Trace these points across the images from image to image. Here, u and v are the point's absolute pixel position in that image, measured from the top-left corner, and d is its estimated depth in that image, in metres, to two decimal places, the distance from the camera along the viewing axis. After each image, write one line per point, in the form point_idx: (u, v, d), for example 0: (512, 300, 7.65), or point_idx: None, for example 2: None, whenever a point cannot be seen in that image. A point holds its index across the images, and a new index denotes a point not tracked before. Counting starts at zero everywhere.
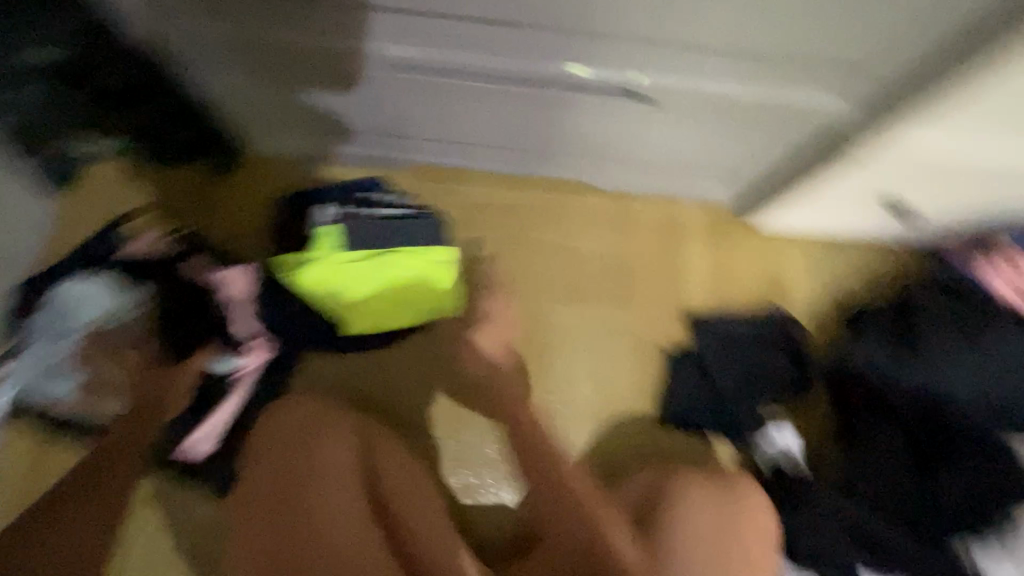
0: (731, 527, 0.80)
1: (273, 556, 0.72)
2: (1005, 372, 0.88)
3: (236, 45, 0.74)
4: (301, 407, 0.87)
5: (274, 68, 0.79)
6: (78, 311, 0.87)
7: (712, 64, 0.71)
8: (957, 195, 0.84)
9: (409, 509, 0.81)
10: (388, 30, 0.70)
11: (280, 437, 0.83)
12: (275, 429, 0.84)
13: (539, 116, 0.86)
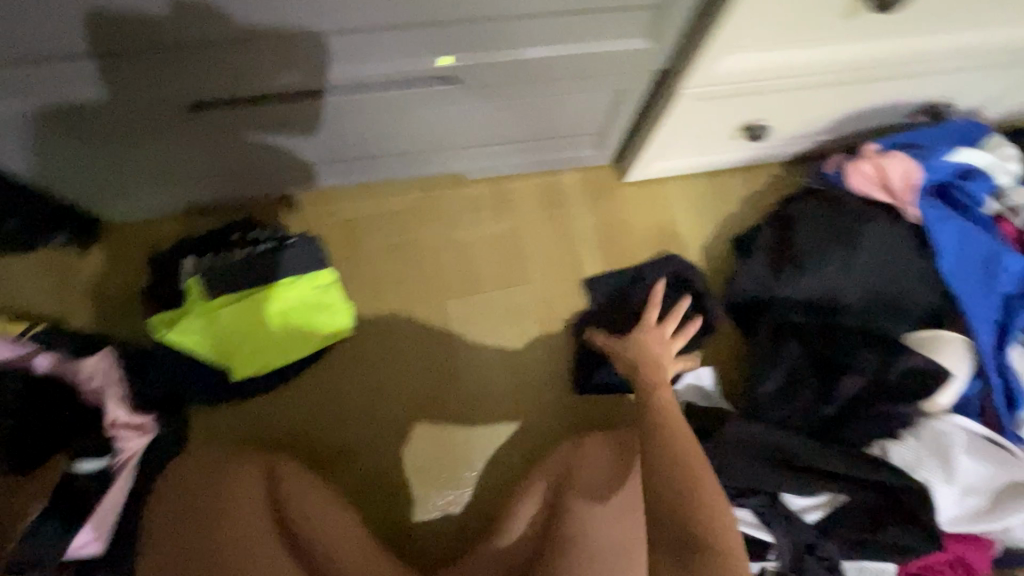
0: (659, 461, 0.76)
1: None
2: (880, 264, 0.90)
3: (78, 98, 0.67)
4: (204, 454, 0.84)
5: (95, 131, 0.74)
6: None
7: (588, 22, 0.70)
8: (815, 96, 0.88)
9: (328, 534, 0.79)
10: (196, 66, 0.66)
11: (184, 487, 0.79)
12: (178, 481, 0.80)
13: (422, 117, 0.86)
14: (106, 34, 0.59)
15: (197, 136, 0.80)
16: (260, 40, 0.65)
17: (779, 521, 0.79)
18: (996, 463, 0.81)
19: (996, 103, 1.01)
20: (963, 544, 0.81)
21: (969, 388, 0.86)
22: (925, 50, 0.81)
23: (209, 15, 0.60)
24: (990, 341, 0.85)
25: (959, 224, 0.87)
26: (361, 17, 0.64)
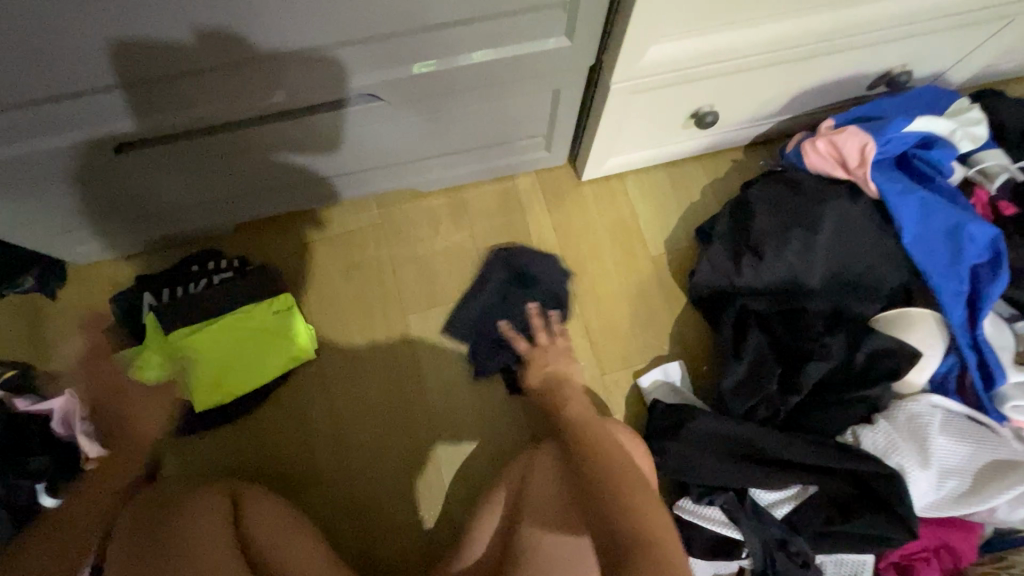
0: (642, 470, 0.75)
1: None
2: (842, 243, 0.86)
3: (16, 141, 0.68)
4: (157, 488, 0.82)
5: (31, 176, 0.75)
6: None
7: (519, 26, 0.68)
8: (764, 76, 0.85)
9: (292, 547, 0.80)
10: (129, 100, 0.67)
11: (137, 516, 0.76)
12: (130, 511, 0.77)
13: (371, 134, 0.85)
14: (13, 79, 0.60)
15: (133, 174, 0.80)
16: (189, 68, 0.64)
17: (749, 517, 0.77)
18: (973, 440, 0.79)
19: (961, 66, 0.97)
20: (947, 530, 0.78)
21: (945, 365, 0.84)
22: (866, 18, 0.78)
23: (114, 49, 0.60)
24: (962, 316, 0.82)
25: (922, 196, 0.83)
26: (266, 40, 0.63)
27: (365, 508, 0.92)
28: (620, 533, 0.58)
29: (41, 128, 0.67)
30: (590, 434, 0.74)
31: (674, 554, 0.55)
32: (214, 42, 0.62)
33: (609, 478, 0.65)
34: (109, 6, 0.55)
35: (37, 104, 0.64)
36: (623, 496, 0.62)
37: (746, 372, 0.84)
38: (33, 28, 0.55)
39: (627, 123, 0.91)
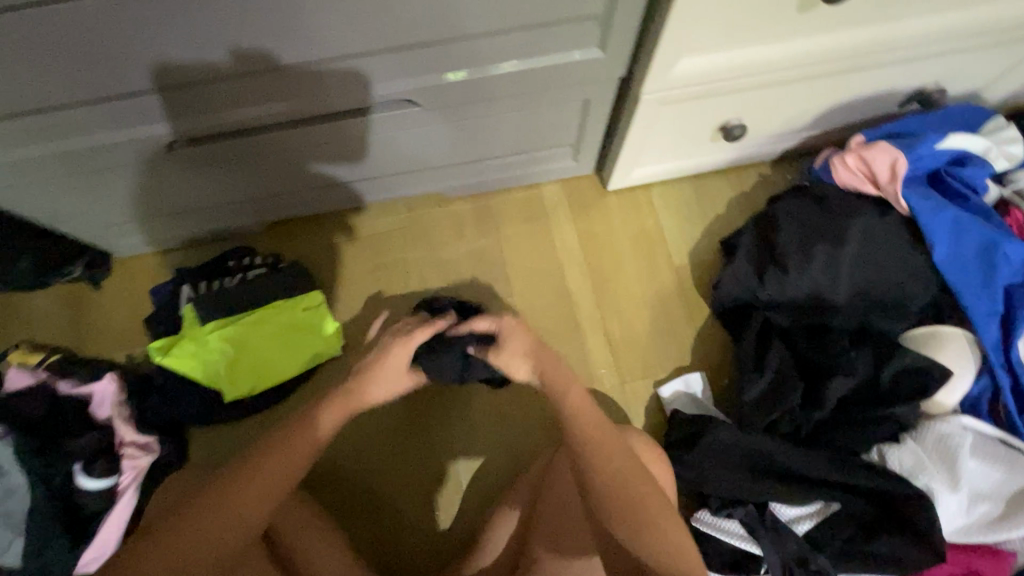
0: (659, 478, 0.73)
1: None
2: (869, 259, 0.85)
3: (76, 138, 0.73)
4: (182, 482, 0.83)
5: (86, 170, 0.79)
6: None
7: (552, 38, 0.70)
8: (794, 90, 0.86)
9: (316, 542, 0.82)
10: (161, 105, 0.71)
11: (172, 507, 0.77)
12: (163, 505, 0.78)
13: (405, 139, 0.88)
14: (78, 79, 0.64)
15: (178, 171, 0.84)
16: (240, 73, 0.68)
17: (768, 531, 0.76)
18: (1005, 466, 0.77)
19: (997, 84, 0.95)
20: (977, 556, 0.76)
21: (977, 386, 0.82)
22: (898, 35, 0.78)
23: (172, 54, 0.63)
24: (995, 336, 0.80)
25: (956, 213, 0.82)
26: (312, 48, 0.66)
27: (383, 504, 0.93)
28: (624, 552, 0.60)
29: (99, 125, 0.72)
30: (586, 419, 0.64)
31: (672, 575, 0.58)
32: (264, 49, 0.65)
33: (615, 496, 0.61)
34: (172, 15, 0.58)
35: (98, 104, 0.68)
36: (626, 510, 0.61)
37: (769, 386, 0.83)
38: (99, 32, 0.59)
39: (655, 134, 0.92)
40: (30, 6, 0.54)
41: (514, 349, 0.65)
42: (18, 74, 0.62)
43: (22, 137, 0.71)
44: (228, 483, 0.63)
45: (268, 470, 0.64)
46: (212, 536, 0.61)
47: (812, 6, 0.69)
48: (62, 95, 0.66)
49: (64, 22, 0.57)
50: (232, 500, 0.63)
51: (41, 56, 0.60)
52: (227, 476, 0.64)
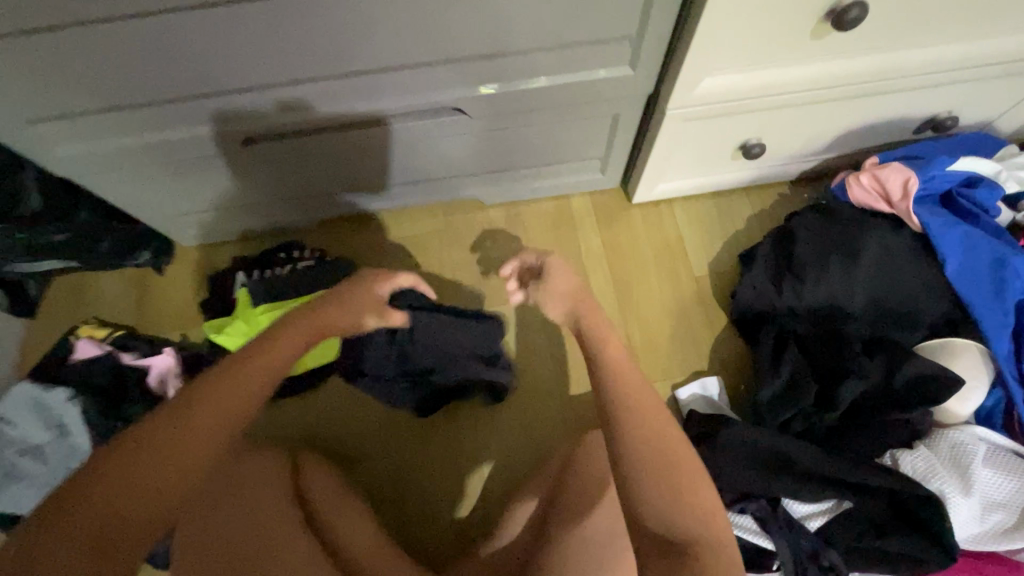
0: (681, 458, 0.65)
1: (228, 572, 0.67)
2: (883, 271, 0.89)
3: (162, 135, 0.82)
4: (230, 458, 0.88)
5: (162, 163, 0.88)
6: (52, 423, 0.94)
7: (587, 57, 0.78)
8: (811, 111, 0.92)
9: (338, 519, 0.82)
10: (228, 108, 0.79)
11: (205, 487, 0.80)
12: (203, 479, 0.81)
13: (450, 146, 0.96)
14: (167, 81, 0.73)
15: (244, 166, 0.93)
16: (310, 82, 0.77)
17: (780, 525, 0.78)
18: (1019, 476, 0.78)
19: (1011, 114, 1.00)
20: (991, 565, 0.76)
21: (991, 399, 0.84)
22: (911, 62, 0.83)
23: (254, 66, 0.72)
24: (1008, 348, 0.83)
25: (966, 230, 0.86)
26: (373, 60, 0.74)
27: (408, 488, 0.97)
28: (654, 530, 0.56)
29: (183, 121, 0.81)
30: (627, 383, 0.65)
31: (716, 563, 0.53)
32: (334, 65, 0.74)
33: (652, 465, 0.59)
34: (259, 33, 0.67)
35: (185, 106, 0.78)
36: (661, 482, 0.58)
37: (785, 387, 0.86)
38: (195, 47, 0.68)
39: (680, 149, 0.99)
40: (142, 20, 0.63)
41: (558, 285, 0.78)
42: (118, 75, 0.71)
43: (113, 130, 0.80)
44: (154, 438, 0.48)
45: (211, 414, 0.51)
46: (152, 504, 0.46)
47: (826, 34, 0.76)
48: (151, 94, 0.75)
49: (166, 35, 0.66)
50: (169, 458, 0.48)
51: (134, 58, 0.68)
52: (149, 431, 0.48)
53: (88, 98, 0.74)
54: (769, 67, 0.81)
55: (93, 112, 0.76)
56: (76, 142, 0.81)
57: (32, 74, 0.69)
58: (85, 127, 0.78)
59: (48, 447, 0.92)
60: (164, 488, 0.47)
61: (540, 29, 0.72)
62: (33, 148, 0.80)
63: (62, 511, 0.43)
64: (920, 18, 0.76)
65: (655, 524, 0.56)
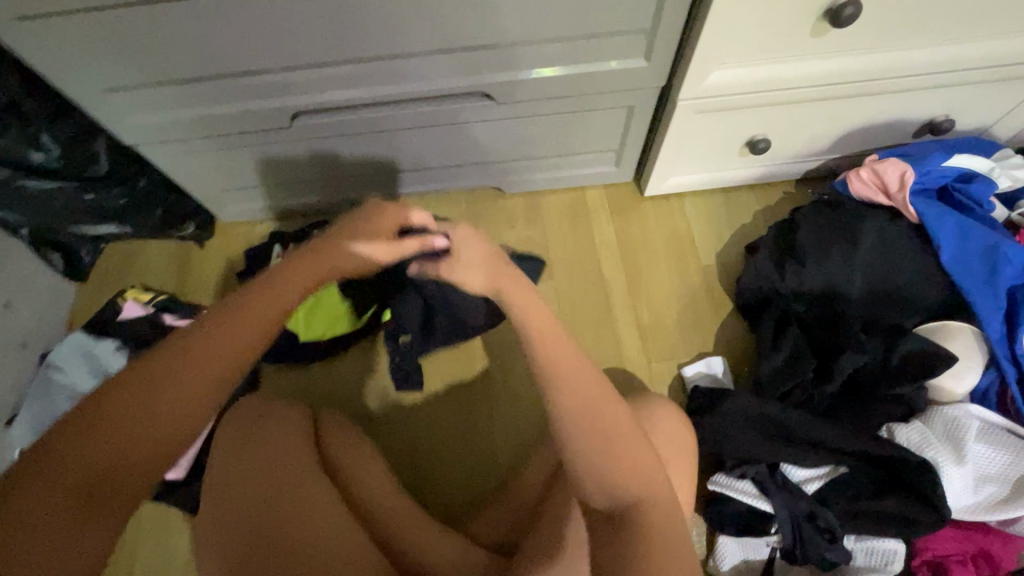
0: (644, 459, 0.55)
1: (254, 545, 0.74)
2: (880, 257, 0.94)
3: (218, 110, 0.92)
4: (241, 425, 0.89)
5: (213, 136, 0.97)
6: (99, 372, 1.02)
7: (604, 45, 0.86)
8: (812, 109, 0.99)
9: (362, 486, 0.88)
10: (280, 85, 0.88)
11: (228, 461, 0.84)
12: (229, 445, 0.86)
13: (477, 133, 1.04)
14: (225, 57, 0.82)
15: (286, 145, 1.02)
16: (353, 63, 0.86)
17: (778, 488, 0.82)
18: (1012, 450, 0.81)
19: (1007, 120, 1.05)
20: (984, 536, 0.79)
21: (986, 379, 0.88)
22: (907, 63, 0.90)
23: (305, 44, 0.81)
24: (1000, 330, 0.87)
25: (959, 220, 0.91)
26: (408, 43, 0.82)
27: (422, 452, 1.02)
28: (604, 509, 0.54)
29: (238, 96, 0.90)
30: (554, 355, 0.53)
31: (665, 556, 0.50)
32: (376, 47, 0.83)
33: (589, 451, 0.53)
34: (313, 14, 0.76)
35: (242, 82, 0.87)
36: (600, 467, 0.53)
37: (784, 362, 0.91)
38: (257, 25, 0.77)
39: (688, 142, 1.06)
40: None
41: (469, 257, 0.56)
42: (188, 50, 0.80)
43: (174, 102, 0.89)
44: (120, 401, 0.46)
45: (186, 373, 0.48)
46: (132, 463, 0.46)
47: (825, 32, 0.83)
48: (210, 69, 0.84)
49: (233, 14, 0.75)
50: (144, 418, 0.46)
51: (198, 34, 0.78)
52: (115, 392, 0.46)
53: (158, 71, 0.84)
54: (771, 61, 0.88)
55: (160, 84, 0.86)
56: (142, 113, 0.91)
57: (112, 47, 0.78)
58: (152, 98, 0.88)
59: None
60: (138, 449, 0.46)
61: (562, 18, 0.80)
62: (105, 116, 0.90)
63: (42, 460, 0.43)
64: (913, 21, 0.83)
65: (602, 506, 0.54)
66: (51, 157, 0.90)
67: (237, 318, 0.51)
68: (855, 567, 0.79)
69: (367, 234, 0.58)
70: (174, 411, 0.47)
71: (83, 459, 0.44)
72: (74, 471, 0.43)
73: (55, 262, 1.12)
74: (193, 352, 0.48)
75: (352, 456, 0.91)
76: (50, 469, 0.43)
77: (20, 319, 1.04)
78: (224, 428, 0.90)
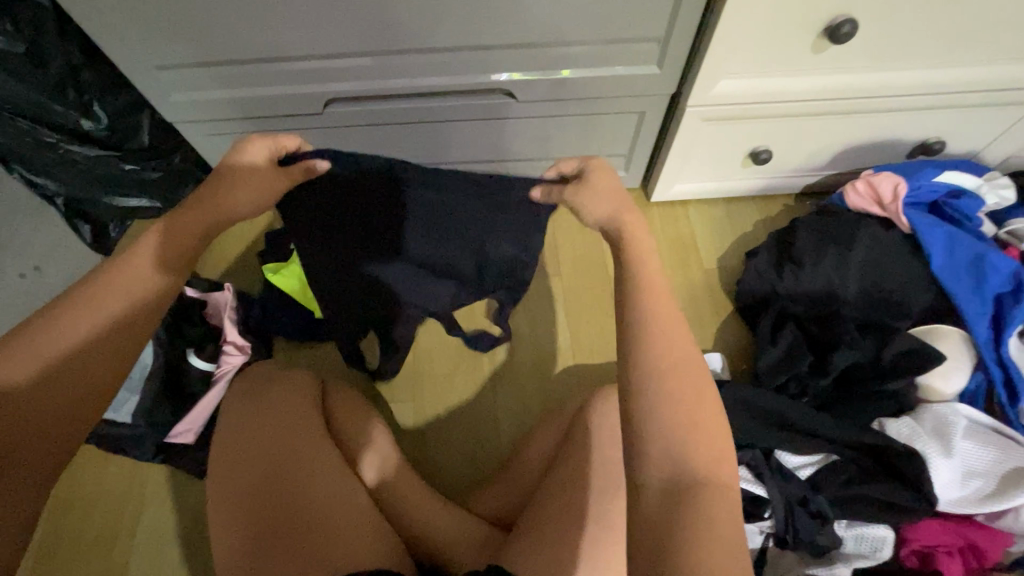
0: (713, 432, 0.49)
1: (273, 529, 0.75)
2: (874, 262, 0.99)
3: (256, 93, 0.98)
4: (248, 400, 0.89)
5: (249, 118, 1.04)
6: None
7: (620, 50, 0.93)
8: (811, 123, 1.06)
9: (377, 471, 0.88)
10: (318, 73, 0.95)
11: (241, 440, 0.84)
12: (240, 421, 0.86)
13: (497, 130, 1.10)
14: (270, 41, 0.88)
15: (316, 131, 1.08)
16: (387, 54, 0.92)
17: (773, 474, 0.85)
18: (999, 447, 0.84)
19: (995, 146, 1.12)
20: (970, 527, 0.81)
21: (974, 382, 0.93)
22: (901, 82, 0.97)
23: (345, 35, 0.88)
24: (987, 335, 0.91)
25: (949, 230, 0.97)
26: (440, 39, 0.89)
27: (431, 432, 1.06)
28: (656, 484, 0.47)
29: (278, 81, 0.96)
30: (652, 315, 0.53)
31: (718, 543, 0.43)
32: (410, 41, 0.90)
33: (667, 413, 0.49)
34: (356, 7, 0.83)
35: (282, 66, 0.94)
36: (671, 432, 0.48)
37: (780, 357, 0.96)
38: (304, 14, 0.84)
39: (694, 148, 1.12)
40: None
41: (601, 183, 0.63)
42: (236, 35, 0.87)
43: (217, 82, 0.96)
44: (22, 362, 0.46)
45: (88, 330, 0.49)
46: (58, 413, 0.46)
47: (825, 48, 0.90)
48: (255, 53, 0.90)
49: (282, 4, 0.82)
50: (61, 374, 0.47)
51: (247, 18, 0.84)
52: (12, 356, 0.46)
53: (205, 53, 0.90)
54: (773, 73, 0.95)
55: (207, 65, 0.92)
56: (186, 90, 0.97)
57: (167, 25, 0.85)
58: (196, 77, 0.95)
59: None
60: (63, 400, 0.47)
61: (582, 23, 0.87)
62: (152, 93, 0.96)
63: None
64: (904, 44, 0.90)
65: (654, 477, 0.47)
66: (99, 127, 0.98)
67: (133, 274, 0.53)
68: (844, 554, 0.82)
69: (252, 173, 0.62)
70: (93, 359, 0.49)
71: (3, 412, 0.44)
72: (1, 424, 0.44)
73: (84, 232, 1.13)
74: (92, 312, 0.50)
75: (364, 430, 0.92)
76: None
77: (47, 283, 1.08)
78: (234, 399, 0.90)
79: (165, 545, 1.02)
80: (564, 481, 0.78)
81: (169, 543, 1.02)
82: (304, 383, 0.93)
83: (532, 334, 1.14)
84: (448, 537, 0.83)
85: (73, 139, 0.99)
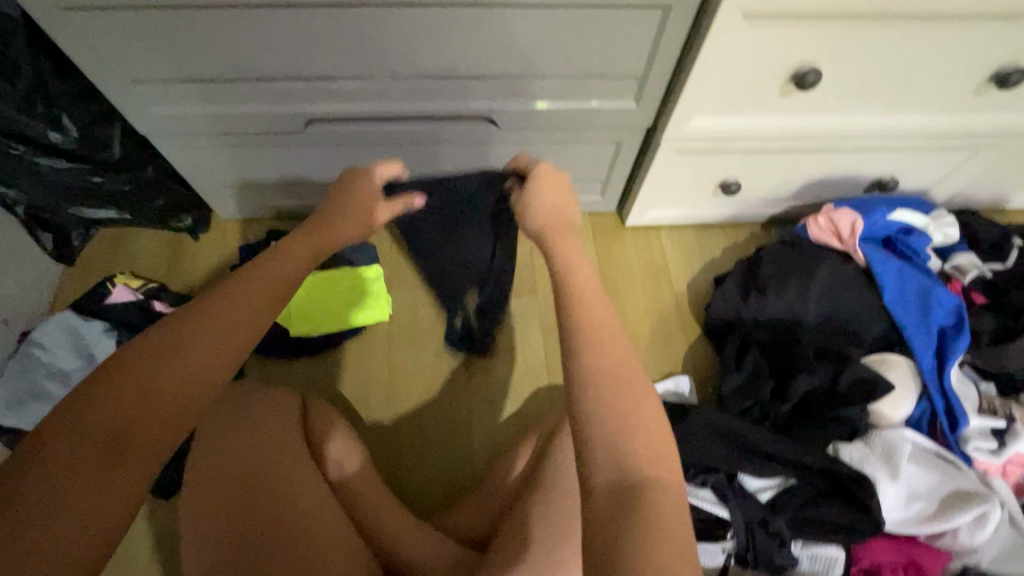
0: (658, 441, 0.51)
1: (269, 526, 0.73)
2: (832, 294, 1.05)
3: (235, 110, 0.97)
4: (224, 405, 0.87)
5: (226, 133, 1.02)
6: (83, 350, 1.03)
7: (599, 85, 0.96)
8: (775, 160, 1.12)
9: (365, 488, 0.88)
10: (298, 91, 0.94)
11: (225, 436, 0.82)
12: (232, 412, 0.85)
13: (477, 154, 1.11)
14: (251, 61, 0.88)
15: (293, 146, 1.07)
16: (371, 79, 0.93)
17: (735, 496, 0.90)
18: (940, 471, 0.90)
19: (942, 185, 1.20)
20: (915, 548, 0.87)
21: (919, 409, 1.00)
22: (859, 126, 1.03)
23: (328, 57, 0.88)
24: (931, 364, 0.98)
25: (900, 266, 1.04)
26: (424, 65, 0.90)
27: (402, 455, 1.06)
28: (605, 489, 0.48)
29: (256, 97, 0.95)
30: (589, 316, 0.57)
31: (665, 541, 0.45)
32: (394, 67, 0.91)
33: (607, 417, 0.51)
34: (339, 33, 0.84)
35: (264, 87, 0.93)
36: (611, 434, 0.50)
37: (743, 382, 1.00)
38: (287, 37, 0.84)
39: (666, 178, 1.17)
40: (252, 14, 0.80)
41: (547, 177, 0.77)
42: (216, 53, 0.86)
43: (193, 97, 0.94)
44: (149, 358, 0.47)
45: (200, 339, 0.50)
46: (165, 420, 0.47)
47: (791, 92, 0.96)
48: (237, 70, 0.89)
49: (265, 24, 0.82)
50: (168, 375, 0.47)
51: (229, 39, 0.84)
52: (145, 352, 0.48)
53: (181, 68, 0.88)
54: (743, 112, 1.00)
55: (182, 81, 0.91)
56: (161, 104, 0.95)
57: (144, 41, 0.83)
58: (173, 92, 0.93)
59: (74, 372, 1.00)
60: (172, 406, 0.47)
61: (563, 56, 0.90)
62: (124, 106, 0.94)
63: (70, 439, 0.44)
64: (860, 91, 0.96)
65: (603, 481, 0.48)
66: (68, 140, 0.96)
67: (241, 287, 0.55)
68: (800, 572, 0.87)
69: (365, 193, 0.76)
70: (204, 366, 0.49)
71: (81, 433, 0.44)
72: (60, 465, 0.43)
73: (45, 242, 1.12)
74: (195, 333, 0.50)
75: (323, 433, 0.91)
76: (8, 491, 0.41)
77: (5, 294, 1.03)
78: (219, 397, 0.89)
79: (125, 565, 0.99)
80: (535, 503, 0.79)
81: (129, 564, 0.99)
82: (277, 397, 0.90)
83: (508, 353, 1.16)
84: (422, 554, 0.84)
85: (38, 151, 0.95)
